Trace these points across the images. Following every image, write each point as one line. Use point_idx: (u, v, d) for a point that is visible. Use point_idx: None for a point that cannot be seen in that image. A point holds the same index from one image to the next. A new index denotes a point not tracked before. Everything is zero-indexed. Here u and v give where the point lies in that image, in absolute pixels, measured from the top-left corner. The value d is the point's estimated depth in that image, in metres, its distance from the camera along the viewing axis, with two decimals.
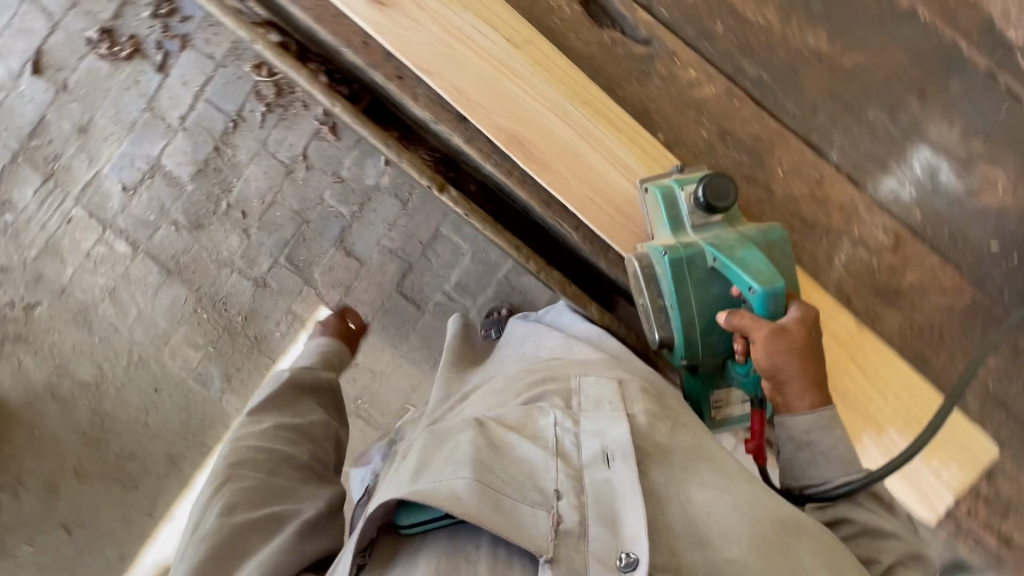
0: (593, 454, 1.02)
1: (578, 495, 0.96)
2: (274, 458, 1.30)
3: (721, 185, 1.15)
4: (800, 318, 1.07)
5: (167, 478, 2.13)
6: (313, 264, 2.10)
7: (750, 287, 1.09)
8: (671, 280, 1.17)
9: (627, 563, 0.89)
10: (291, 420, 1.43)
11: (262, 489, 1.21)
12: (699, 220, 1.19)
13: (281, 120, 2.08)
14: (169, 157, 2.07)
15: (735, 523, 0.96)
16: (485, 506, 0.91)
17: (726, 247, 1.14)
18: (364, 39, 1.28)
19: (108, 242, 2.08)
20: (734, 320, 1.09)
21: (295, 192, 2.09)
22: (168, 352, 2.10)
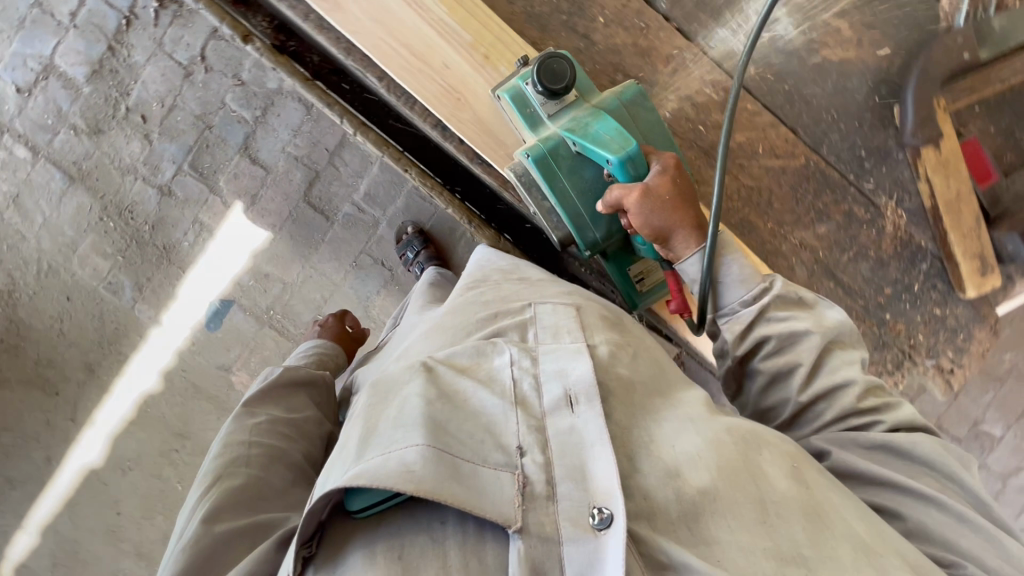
0: (556, 398, 0.92)
1: (542, 450, 0.85)
2: (265, 455, 1.24)
3: (554, 65, 1.33)
4: (659, 171, 1.31)
5: (87, 385, 2.16)
6: (218, 172, 2.05)
7: (608, 160, 1.31)
8: (545, 174, 1.41)
9: (601, 519, 0.78)
10: (286, 414, 1.37)
11: (247, 491, 1.17)
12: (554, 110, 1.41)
13: (174, 18, 1.98)
14: (61, 57, 1.99)
15: (701, 450, 0.89)
16: (440, 472, 0.78)
17: (580, 129, 1.35)
18: None
19: (7, 146, 2.02)
20: (607, 198, 1.34)
21: (195, 96, 2.01)
22: (77, 260, 2.08)
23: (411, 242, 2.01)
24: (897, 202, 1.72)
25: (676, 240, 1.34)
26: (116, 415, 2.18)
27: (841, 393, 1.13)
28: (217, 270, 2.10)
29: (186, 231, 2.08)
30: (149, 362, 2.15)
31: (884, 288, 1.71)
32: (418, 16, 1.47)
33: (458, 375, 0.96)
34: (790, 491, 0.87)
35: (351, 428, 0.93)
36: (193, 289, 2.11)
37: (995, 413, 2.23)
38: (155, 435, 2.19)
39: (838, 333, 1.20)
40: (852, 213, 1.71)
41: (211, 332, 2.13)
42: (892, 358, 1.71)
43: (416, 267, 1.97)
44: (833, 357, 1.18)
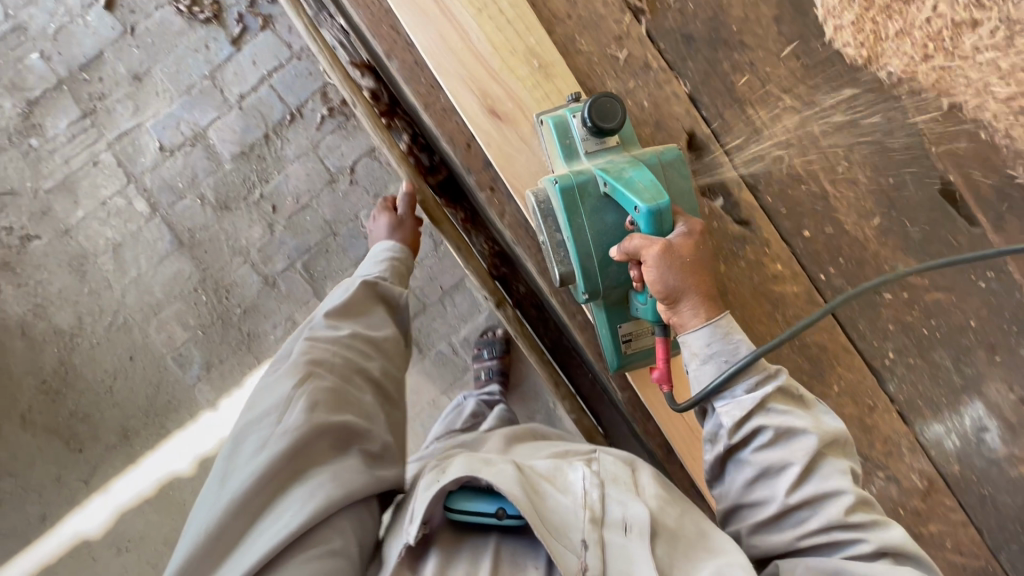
0: (615, 518, 0.86)
1: (599, 558, 0.82)
2: (348, 365, 1.10)
3: (601, 101, 0.91)
4: (689, 233, 0.90)
5: (114, 450, 2.02)
6: (328, 279, 2.03)
7: (636, 207, 0.88)
8: (562, 212, 0.95)
9: None
10: (365, 329, 1.19)
11: (341, 397, 1.04)
12: (591, 147, 0.97)
13: (338, 128, 2.02)
14: (215, 131, 2.00)
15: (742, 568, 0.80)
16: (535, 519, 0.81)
17: (617, 168, 0.93)
18: (467, 138, 1.06)
19: (128, 197, 1.99)
20: (625, 247, 0.89)
21: (331, 202, 2.03)
22: (155, 323, 2.01)
23: (496, 343, 2.01)
24: None
25: (691, 319, 0.91)
26: (135, 488, 2.03)
27: (835, 515, 0.83)
28: None
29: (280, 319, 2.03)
30: (190, 444, 2.03)
31: None
32: None
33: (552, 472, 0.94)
34: None
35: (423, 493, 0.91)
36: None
37: None
38: (168, 520, 2.03)
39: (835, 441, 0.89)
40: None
41: None
42: None
43: (482, 371, 1.98)
44: (832, 464, 0.86)
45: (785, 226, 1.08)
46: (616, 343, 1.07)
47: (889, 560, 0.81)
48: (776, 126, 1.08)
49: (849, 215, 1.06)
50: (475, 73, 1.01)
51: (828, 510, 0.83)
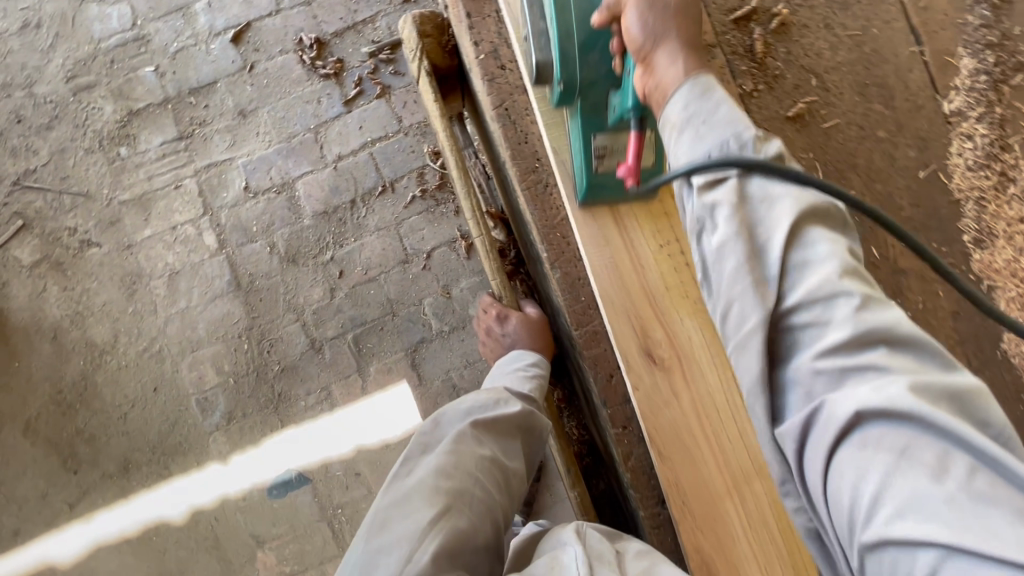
0: None
1: None
2: (480, 504, 0.87)
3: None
4: None
5: (109, 480, 1.90)
6: (374, 357, 1.95)
7: None
8: None
9: None
10: (499, 453, 0.95)
11: (468, 545, 0.82)
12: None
13: (425, 211, 1.98)
14: (304, 184, 1.97)
15: None
16: None
17: None
18: (611, 369, 1.02)
19: (199, 227, 1.94)
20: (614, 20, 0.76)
21: (399, 282, 1.97)
22: (188, 360, 1.93)
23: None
24: None
25: (668, 70, 0.71)
26: (118, 525, 1.90)
27: (813, 288, 0.56)
28: (315, 443, 1.91)
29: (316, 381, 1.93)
30: (188, 492, 1.91)
31: None
32: None
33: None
34: None
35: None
36: (280, 448, 1.92)
37: None
38: (141, 567, 1.89)
39: (831, 214, 0.61)
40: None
41: (268, 499, 1.90)
42: None
43: None
44: (818, 227, 0.59)
45: None
46: (589, 157, 0.93)
47: (880, 349, 0.53)
48: None
49: None
50: (640, 310, 0.97)
51: (816, 301, 0.56)
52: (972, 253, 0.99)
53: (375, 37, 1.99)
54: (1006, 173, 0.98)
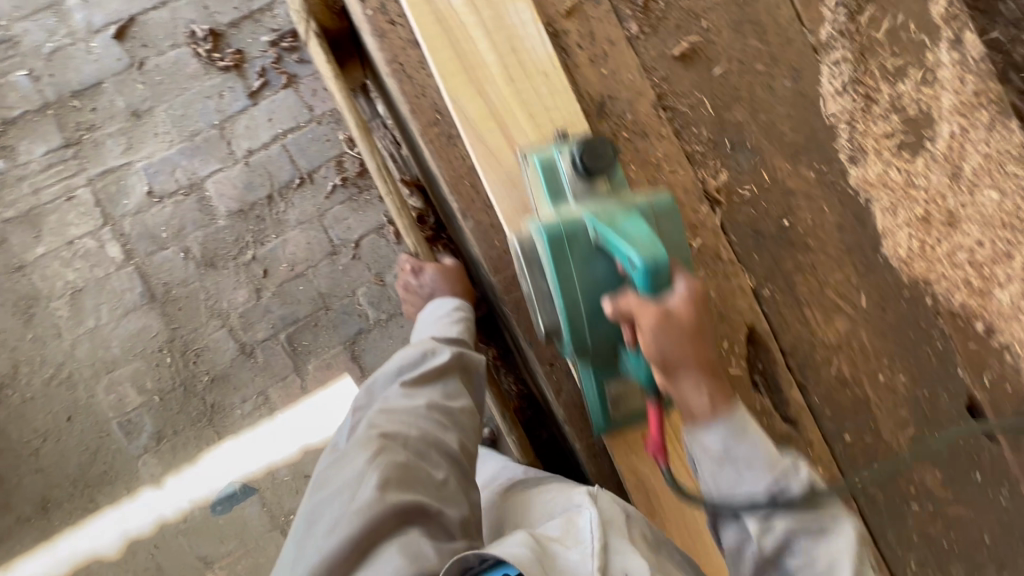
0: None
1: None
2: (424, 441, 0.88)
3: (600, 142, 0.78)
4: (685, 296, 0.69)
5: (26, 523, 1.74)
6: (311, 354, 1.89)
7: (630, 259, 0.69)
8: (547, 253, 0.77)
9: None
10: (443, 399, 0.95)
11: (414, 475, 0.83)
12: (583, 189, 0.79)
13: (348, 200, 1.93)
14: (214, 183, 1.87)
15: None
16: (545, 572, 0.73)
17: (614, 217, 0.74)
18: (535, 310, 0.97)
19: (100, 239, 1.80)
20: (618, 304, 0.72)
21: (329, 275, 1.91)
22: (104, 382, 1.79)
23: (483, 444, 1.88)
24: None
25: (696, 398, 0.73)
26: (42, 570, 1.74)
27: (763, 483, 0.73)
28: (257, 451, 1.83)
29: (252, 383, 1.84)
30: (120, 521, 1.77)
31: None
32: None
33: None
34: None
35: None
36: (220, 461, 1.82)
37: None
38: None
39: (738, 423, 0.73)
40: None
41: (212, 516, 1.80)
42: None
43: None
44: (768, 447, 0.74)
45: (828, 427, 1.02)
46: (603, 405, 0.89)
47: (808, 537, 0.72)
48: (828, 327, 1.03)
49: (885, 420, 1.04)
50: None
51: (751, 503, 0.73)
52: (850, 170, 1.05)
53: (275, 25, 1.91)
54: (870, 96, 1.05)
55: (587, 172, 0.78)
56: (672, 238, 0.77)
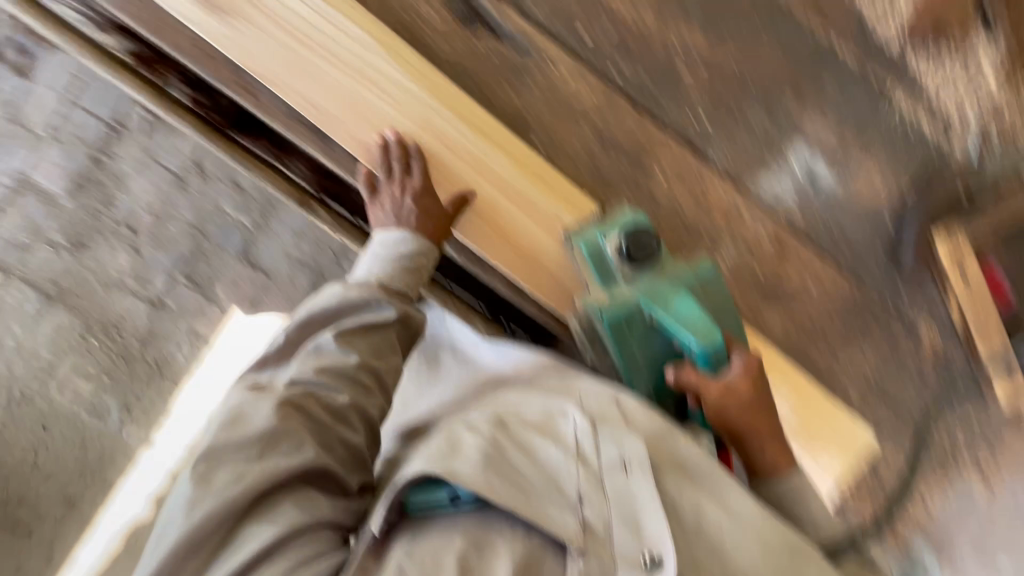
0: (614, 461, 1.16)
1: (618, 514, 1.10)
2: None
3: (643, 241, 1.41)
4: (746, 372, 1.30)
5: (64, 522, 1.93)
6: (215, 281, 1.94)
7: (693, 344, 1.31)
8: (614, 340, 1.41)
9: (653, 563, 1.05)
10: None
11: None
12: (629, 273, 1.42)
13: (166, 127, 1.90)
14: (40, 171, 1.88)
15: (750, 546, 1.09)
16: (495, 479, 1.08)
17: (659, 299, 1.36)
18: None
19: None
20: (683, 380, 1.31)
21: (190, 205, 1.93)
22: (54, 385, 1.91)
23: None
24: None
25: (733, 382, 1.29)
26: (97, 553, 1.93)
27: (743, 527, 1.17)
28: (213, 382, 1.96)
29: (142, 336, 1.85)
30: (137, 487, 1.95)
31: None
32: None
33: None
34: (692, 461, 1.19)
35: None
36: (189, 404, 1.95)
37: None
38: None
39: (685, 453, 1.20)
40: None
41: None
42: None
43: None
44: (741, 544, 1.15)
45: None
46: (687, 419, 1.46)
47: None
48: None
49: None
50: None
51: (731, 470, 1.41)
52: None
53: None
54: None
55: (629, 264, 1.41)
56: (717, 306, 1.40)
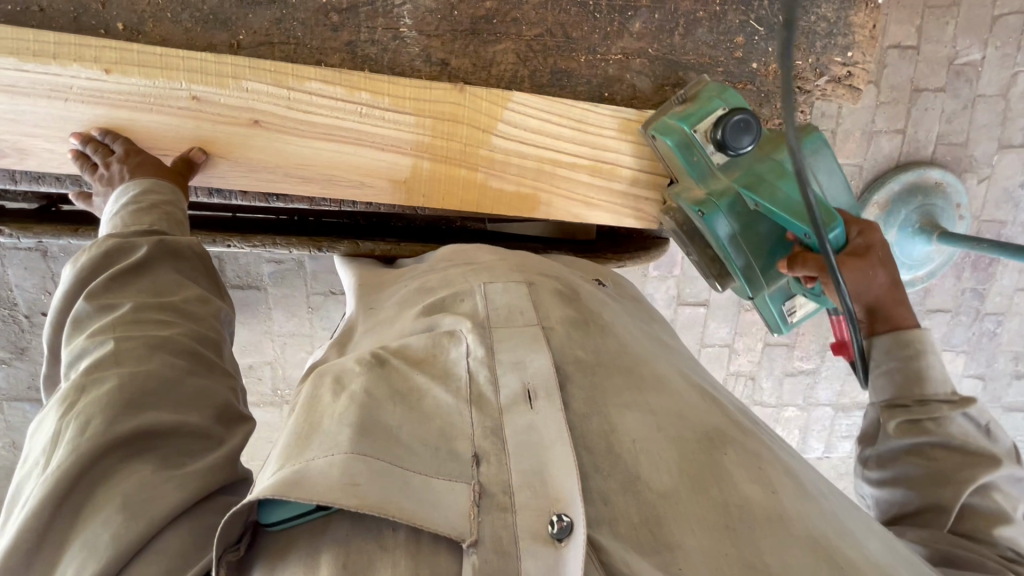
0: (513, 392, 0.59)
1: (536, 469, 0.53)
2: (139, 340, 0.57)
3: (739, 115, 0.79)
4: (873, 251, 0.78)
5: None
6: None
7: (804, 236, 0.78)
8: (717, 239, 0.87)
9: (560, 529, 0.49)
10: (163, 323, 0.60)
11: (128, 375, 0.54)
12: (723, 159, 0.82)
13: None
14: None
15: (665, 454, 0.56)
16: (595, 449, 0.56)
17: (765, 186, 0.80)
18: None
19: None
20: (798, 266, 0.80)
21: None
22: None
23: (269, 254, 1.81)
24: None
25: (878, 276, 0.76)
26: None
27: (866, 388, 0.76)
28: None
29: (21, 459, 1.48)
30: None
31: (782, 39, 0.91)
32: (22, 89, 0.77)
33: (416, 292, 0.80)
34: (737, 461, 0.57)
35: (46, 412, 0.54)
36: None
37: (965, 38, 1.82)
38: None
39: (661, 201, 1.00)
40: None
41: None
42: (785, 106, 0.94)
43: None
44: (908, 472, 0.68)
45: None
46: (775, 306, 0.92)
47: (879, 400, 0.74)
48: None
49: None
50: None
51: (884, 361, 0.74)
52: None
53: None
54: None
55: (724, 149, 0.81)
56: (823, 168, 0.86)
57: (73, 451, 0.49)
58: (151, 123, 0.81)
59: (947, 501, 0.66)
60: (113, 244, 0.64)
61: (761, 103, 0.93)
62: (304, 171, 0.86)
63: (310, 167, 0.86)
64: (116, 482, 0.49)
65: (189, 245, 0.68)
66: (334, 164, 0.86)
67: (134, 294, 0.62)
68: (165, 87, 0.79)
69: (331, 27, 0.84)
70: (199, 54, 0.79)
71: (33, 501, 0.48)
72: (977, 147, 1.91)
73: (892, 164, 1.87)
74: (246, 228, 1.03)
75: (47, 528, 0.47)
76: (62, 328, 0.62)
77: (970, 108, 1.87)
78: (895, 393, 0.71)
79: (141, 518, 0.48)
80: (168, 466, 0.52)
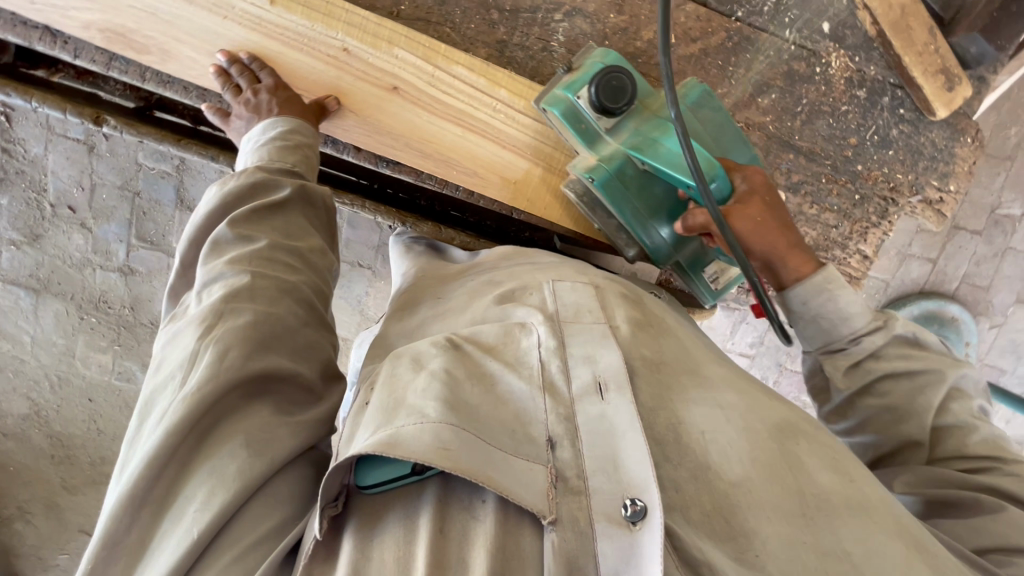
0: (583, 382, 0.58)
1: (608, 459, 0.53)
2: (270, 283, 0.60)
3: (614, 72, 0.72)
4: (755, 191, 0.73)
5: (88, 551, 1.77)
6: None
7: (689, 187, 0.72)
8: (613, 206, 0.80)
9: (634, 512, 0.49)
10: (288, 265, 0.63)
11: (263, 318, 0.57)
12: (611, 122, 0.75)
13: None
14: None
15: (734, 443, 0.58)
16: (663, 435, 0.57)
17: (652, 146, 0.73)
18: None
19: None
20: (689, 224, 0.75)
21: None
22: None
23: None
24: (833, 46, 0.93)
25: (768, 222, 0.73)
26: None
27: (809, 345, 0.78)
28: None
29: None
30: None
31: (889, 149, 0.96)
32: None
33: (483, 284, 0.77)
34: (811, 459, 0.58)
35: (175, 334, 0.57)
36: None
37: (1011, 193, 1.92)
38: None
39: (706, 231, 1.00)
40: (793, 71, 0.93)
41: None
42: (875, 212, 0.98)
43: None
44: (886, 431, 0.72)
45: None
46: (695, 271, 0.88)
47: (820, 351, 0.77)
48: None
49: None
50: None
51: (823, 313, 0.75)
52: None
53: None
54: None
55: (607, 113, 0.74)
56: (714, 120, 0.78)
57: (211, 379, 0.52)
58: (299, 62, 0.82)
59: (917, 436, 0.70)
60: (261, 179, 0.67)
61: (854, 203, 0.97)
62: (421, 144, 0.88)
63: (433, 144, 0.88)
64: (243, 421, 0.53)
65: (323, 196, 0.71)
66: (453, 148, 0.88)
67: (270, 231, 0.64)
68: (322, 33, 0.81)
69: (489, 22, 0.87)
70: (363, 12, 0.82)
71: (170, 419, 0.51)
72: (998, 294, 1.99)
73: (919, 289, 1.95)
74: (342, 184, 1.05)
75: (176, 451, 0.50)
76: (199, 244, 0.65)
77: (999, 258, 1.97)
78: (826, 340, 0.75)
79: (264, 456, 0.52)
80: (284, 410, 0.56)
